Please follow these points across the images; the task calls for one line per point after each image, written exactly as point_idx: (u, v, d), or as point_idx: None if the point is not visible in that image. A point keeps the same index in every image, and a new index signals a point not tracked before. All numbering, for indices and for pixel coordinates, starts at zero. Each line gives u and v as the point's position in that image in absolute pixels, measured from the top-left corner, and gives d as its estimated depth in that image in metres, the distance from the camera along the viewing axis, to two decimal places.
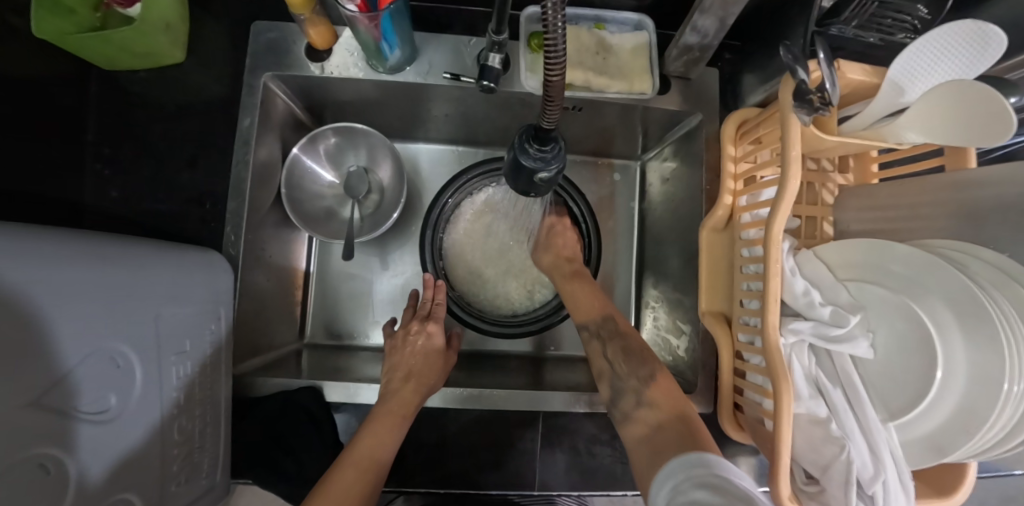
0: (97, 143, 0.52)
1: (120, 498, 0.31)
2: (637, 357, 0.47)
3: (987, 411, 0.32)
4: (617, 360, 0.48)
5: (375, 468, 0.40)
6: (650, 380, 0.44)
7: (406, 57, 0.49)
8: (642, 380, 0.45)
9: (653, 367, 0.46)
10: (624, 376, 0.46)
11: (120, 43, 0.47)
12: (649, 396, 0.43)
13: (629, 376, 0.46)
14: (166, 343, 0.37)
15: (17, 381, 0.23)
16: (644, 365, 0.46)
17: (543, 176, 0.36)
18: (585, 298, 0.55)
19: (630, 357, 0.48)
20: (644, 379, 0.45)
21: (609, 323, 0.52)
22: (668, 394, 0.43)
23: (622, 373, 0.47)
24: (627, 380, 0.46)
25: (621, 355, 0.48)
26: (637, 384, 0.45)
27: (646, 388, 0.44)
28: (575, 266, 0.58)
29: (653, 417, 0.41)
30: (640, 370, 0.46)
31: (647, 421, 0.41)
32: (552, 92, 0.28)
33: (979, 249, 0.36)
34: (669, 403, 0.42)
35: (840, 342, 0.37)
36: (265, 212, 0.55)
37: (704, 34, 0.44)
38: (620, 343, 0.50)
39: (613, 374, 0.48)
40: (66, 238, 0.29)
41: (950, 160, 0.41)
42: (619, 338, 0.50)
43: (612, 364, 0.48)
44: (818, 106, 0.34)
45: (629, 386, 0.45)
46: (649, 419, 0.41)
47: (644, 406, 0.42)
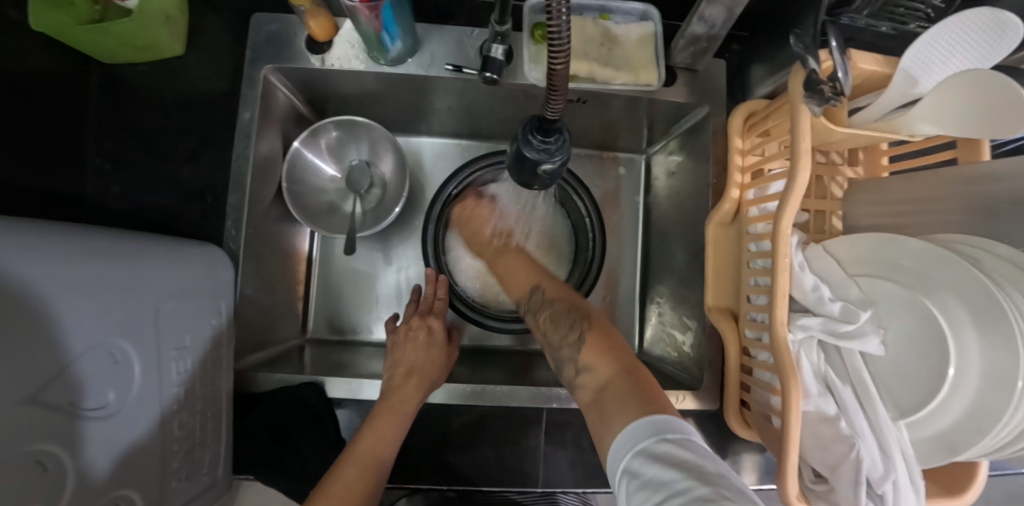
0: (97, 137, 0.51)
1: (119, 495, 0.31)
2: (564, 321, 0.44)
3: (1002, 411, 0.31)
4: (548, 329, 0.45)
5: (378, 465, 0.40)
6: (581, 345, 0.41)
7: (407, 48, 0.49)
8: (573, 346, 0.42)
9: (583, 329, 0.43)
10: (558, 343, 0.43)
11: (120, 36, 0.46)
12: (585, 361, 0.40)
13: (561, 344, 0.43)
14: (165, 338, 0.36)
15: (16, 377, 0.23)
16: (574, 328, 0.43)
17: (546, 167, 0.35)
18: (513, 271, 0.52)
19: (559, 322, 0.44)
20: (576, 343, 0.42)
21: (539, 293, 0.48)
22: (600, 351, 0.40)
23: (555, 341, 0.44)
24: (562, 347, 0.43)
25: (551, 323, 0.45)
26: (571, 349, 0.42)
27: (579, 353, 0.41)
28: (500, 244, 0.56)
29: (595, 380, 0.38)
30: (570, 334, 0.43)
31: (591, 386, 0.38)
32: (555, 82, 0.27)
33: (993, 244, 0.35)
34: (606, 362, 0.39)
35: (850, 338, 0.36)
36: (266, 206, 0.54)
37: (712, 24, 0.43)
38: (549, 309, 0.46)
39: (549, 343, 0.45)
40: (62, 233, 0.29)
41: (964, 152, 0.40)
42: (549, 305, 0.46)
43: (546, 334, 0.45)
44: (830, 95, 0.33)
45: (564, 353, 0.42)
46: (592, 383, 0.38)
47: (585, 372, 0.40)
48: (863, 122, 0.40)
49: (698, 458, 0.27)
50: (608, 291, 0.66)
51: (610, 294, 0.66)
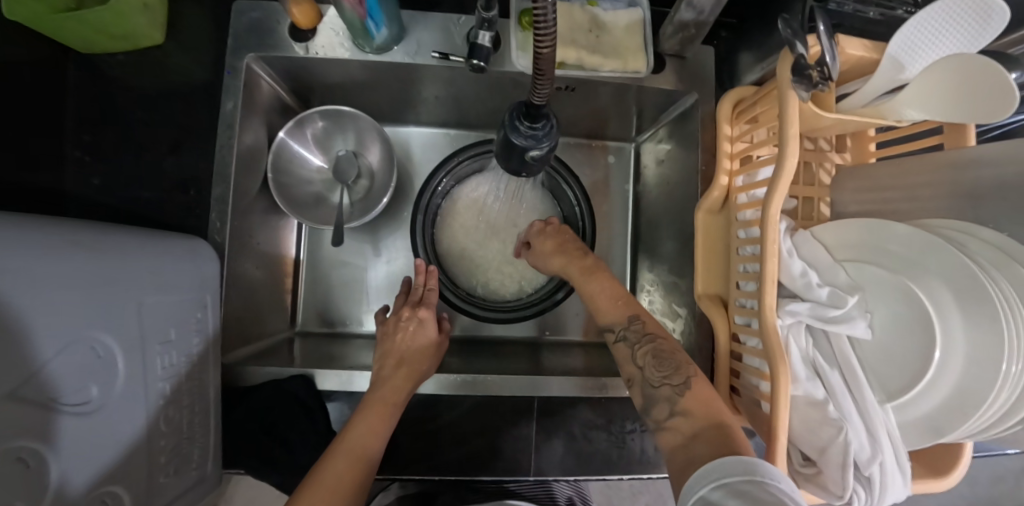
0: (76, 129, 0.50)
1: (106, 491, 0.30)
2: (669, 361, 0.39)
3: (985, 392, 0.31)
4: (647, 363, 0.40)
5: (367, 459, 0.40)
6: (684, 389, 0.37)
7: (393, 36, 0.48)
8: (677, 389, 0.37)
9: (688, 371, 0.38)
10: (655, 382, 0.39)
11: (96, 25, 0.45)
12: (683, 405, 0.36)
13: (661, 381, 0.38)
14: (149, 333, 0.36)
15: None
16: (676, 367, 0.38)
17: (535, 154, 0.34)
18: (606, 299, 0.46)
19: (660, 361, 0.39)
20: (679, 386, 0.38)
21: (636, 323, 0.43)
22: (704, 398, 0.36)
23: (653, 377, 0.39)
24: (659, 386, 0.38)
25: (652, 358, 0.40)
26: (673, 390, 0.37)
27: (679, 397, 0.37)
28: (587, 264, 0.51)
29: (687, 427, 0.35)
30: (673, 376, 0.38)
31: (681, 432, 0.35)
32: (542, 66, 0.26)
33: (978, 229, 0.36)
34: (705, 410, 0.36)
35: (838, 323, 0.37)
36: (252, 198, 0.53)
37: (700, 10, 0.43)
38: (649, 345, 0.41)
39: (642, 379, 0.40)
40: (39, 224, 0.28)
41: (950, 137, 0.41)
42: (649, 340, 0.41)
43: (642, 369, 0.40)
44: (817, 81, 0.33)
45: (662, 393, 0.38)
46: (682, 428, 0.35)
47: (678, 415, 0.36)
48: (850, 108, 0.40)
49: None
50: None
51: None
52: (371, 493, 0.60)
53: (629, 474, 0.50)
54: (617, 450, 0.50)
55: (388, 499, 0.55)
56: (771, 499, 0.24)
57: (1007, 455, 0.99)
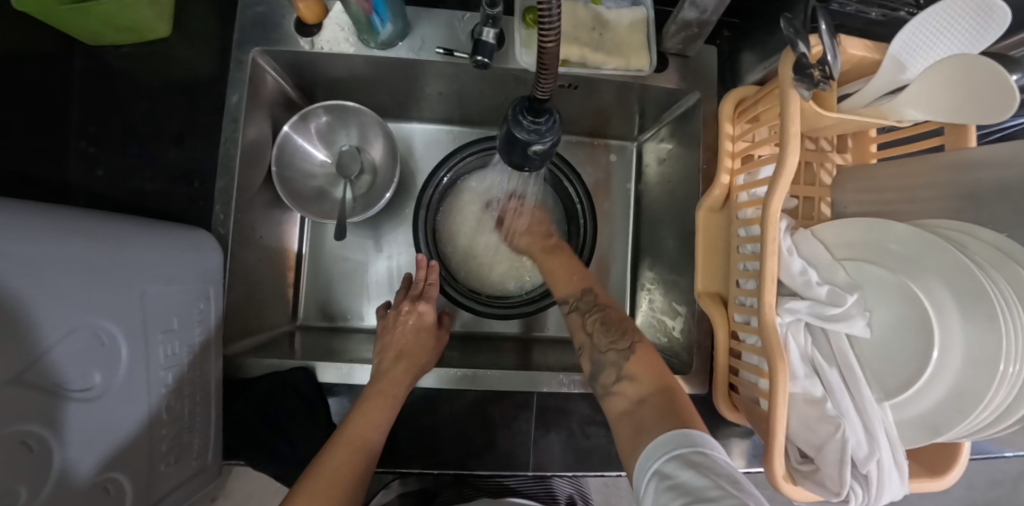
0: (81, 120, 0.50)
1: (107, 477, 0.30)
2: (616, 329, 0.44)
3: (982, 392, 0.32)
4: (596, 330, 0.44)
5: (367, 450, 0.40)
6: (631, 353, 0.41)
7: (398, 32, 0.48)
8: (622, 353, 0.41)
9: (633, 339, 0.43)
10: (603, 347, 0.43)
11: (104, 17, 0.45)
12: (629, 369, 0.40)
13: (608, 348, 0.42)
14: (153, 322, 0.36)
15: None
16: (623, 335, 0.43)
17: (537, 149, 0.34)
18: (563, 274, 0.52)
19: (608, 328, 0.44)
20: (624, 350, 0.42)
21: (588, 295, 0.48)
22: (646, 363, 0.40)
23: (601, 344, 0.43)
24: (606, 351, 0.42)
25: (601, 325, 0.44)
26: (618, 355, 0.41)
27: (625, 361, 0.41)
28: (552, 244, 0.56)
29: (633, 390, 0.38)
30: (619, 341, 0.42)
31: (628, 395, 0.38)
32: (546, 61, 0.26)
33: (979, 230, 0.36)
34: (649, 375, 0.39)
35: (837, 321, 0.37)
36: (255, 191, 0.54)
37: (703, 9, 0.43)
38: (599, 314, 0.46)
39: (591, 345, 0.44)
40: (45, 211, 0.28)
41: (950, 138, 0.41)
42: (598, 309, 0.46)
43: (591, 335, 0.45)
44: (819, 80, 0.33)
45: (609, 358, 0.42)
46: (631, 393, 0.38)
47: (624, 379, 0.40)
48: (853, 108, 0.40)
49: (736, 477, 0.26)
50: (600, 278, 0.66)
51: (602, 281, 0.66)
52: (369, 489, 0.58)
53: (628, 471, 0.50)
54: (616, 447, 0.50)
55: (388, 497, 0.54)
56: (720, 469, 0.27)
57: (1009, 460, 0.99)
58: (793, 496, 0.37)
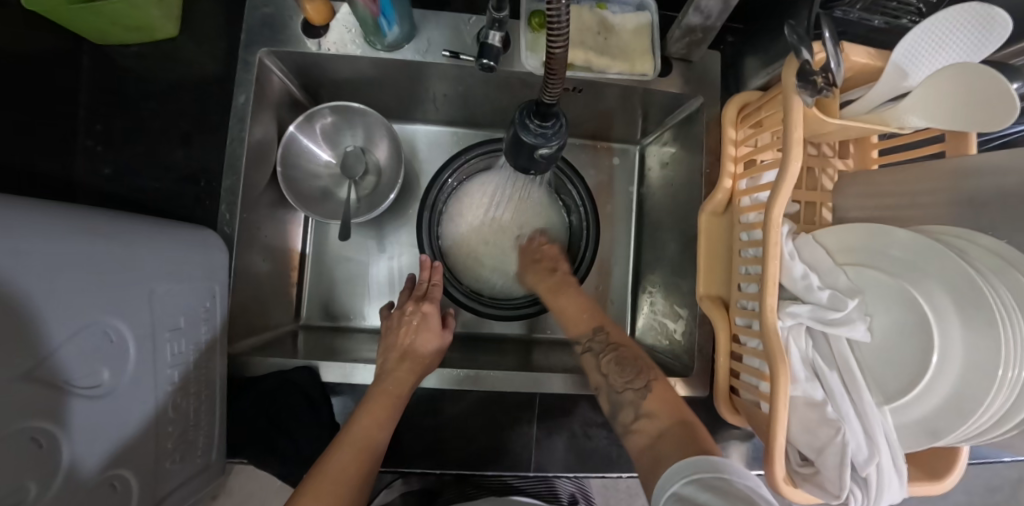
0: (88, 118, 0.50)
1: (114, 474, 0.31)
2: (630, 368, 0.46)
3: (982, 397, 0.32)
4: (611, 371, 0.47)
5: (371, 450, 0.40)
6: (647, 391, 0.44)
7: (404, 34, 0.48)
8: (639, 391, 0.43)
9: (648, 377, 0.45)
10: (620, 387, 0.45)
11: (113, 16, 0.45)
12: (646, 407, 0.42)
13: (624, 387, 0.44)
14: (160, 320, 0.36)
15: (8, 355, 0.22)
16: (638, 375, 0.45)
17: (544, 152, 0.35)
18: (572, 312, 0.55)
19: (624, 368, 0.46)
20: (640, 389, 0.44)
21: (599, 334, 0.52)
22: (662, 400, 0.42)
23: (617, 383, 0.45)
24: (623, 391, 0.44)
25: (615, 365, 0.47)
26: (636, 393, 0.43)
27: (642, 399, 0.43)
28: (560, 276, 0.58)
29: (651, 426, 0.40)
30: (634, 380, 0.45)
31: (647, 432, 0.40)
32: (554, 66, 0.27)
33: (978, 236, 0.36)
34: (666, 412, 0.41)
35: (837, 325, 0.37)
36: (260, 191, 0.54)
37: (707, 15, 0.43)
38: (613, 354, 0.49)
39: (608, 385, 0.46)
40: (55, 209, 0.29)
41: (951, 145, 0.41)
42: (612, 349, 0.49)
43: (607, 377, 0.47)
44: (822, 87, 0.33)
45: (627, 397, 0.43)
46: (650, 428, 0.40)
47: (642, 417, 0.42)
48: (854, 114, 0.40)
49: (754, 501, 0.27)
50: (601, 280, 0.67)
51: (604, 283, 0.67)
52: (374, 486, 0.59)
53: (629, 472, 0.50)
54: (618, 449, 0.51)
55: (389, 497, 0.55)
56: (736, 492, 0.28)
57: (1004, 463, 1.00)
58: (793, 499, 0.37)
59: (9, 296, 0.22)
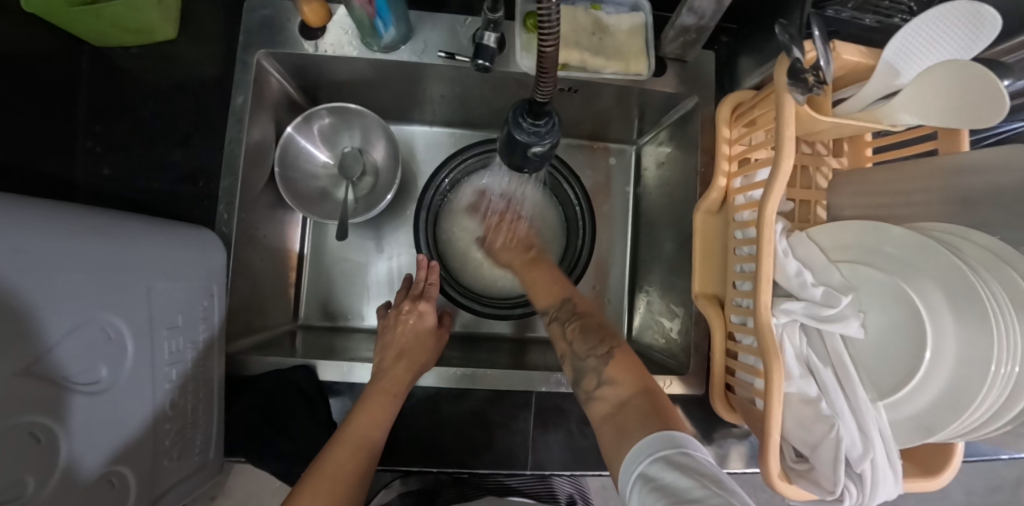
0: (88, 120, 0.51)
1: (113, 470, 0.31)
2: (594, 335, 0.44)
3: (975, 393, 0.32)
4: (574, 338, 0.45)
5: (368, 448, 0.40)
6: (609, 358, 0.42)
7: (400, 35, 0.49)
8: (602, 358, 0.42)
9: (611, 346, 0.43)
10: (583, 354, 0.43)
11: (113, 19, 0.46)
12: (609, 374, 0.41)
13: (588, 354, 0.43)
14: (158, 317, 0.36)
15: (10, 350, 0.23)
16: (602, 342, 0.44)
17: (537, 150, 0.35)
18: (542, 284, 0.52)
19: (587, 335, 0.45)
20: (604, 356, 0.42)
21: (568, 305, 0.49)
22: (625, 368, 0.41)
23: (580, 351, 0.44)
24: (587, 358, 0.43)
25: (580, 333, 0.45)
26: (598, 360, 0.42)
27: (606, 366, 0.41)
28: (534, 255, 0.56)
29: (614, 394, 0.39)
30: (599, 347, 0.43)
31: (610, 399, 0.39)
32: (546, 65, 0.27)
33: (973, 234, 0.37)
34: (628, 380, 0.40)
35: (832, 321, 0.37)
36: (258, 191, 0.54)
37: (701, 15, 0.44)
38: (578, 322, 0.47)
39: (572, 353, 0.44)
40: (55, 208, 0.29)
41: (944, 143, 0.41)
42: (578, 318, 0.47)
43: (571, 344, 0.45)
44: (813, 85, 0.34)
45: (590, 364, 0.42)
46: (613, 396, 0.39)
47: (605, 384, 0.40)
48: (847, 112, 0.41)
49: (719, 478, 0.27)
50: (599, 279, 0.67)
51: (601, 283, 0.67)
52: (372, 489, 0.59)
53: None
54: None
55: (388, 496, 0.54)
56: (702, 471, 0.27)
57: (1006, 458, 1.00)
58: (788, 495, 0.37)
59: (8, 293, 0.23)
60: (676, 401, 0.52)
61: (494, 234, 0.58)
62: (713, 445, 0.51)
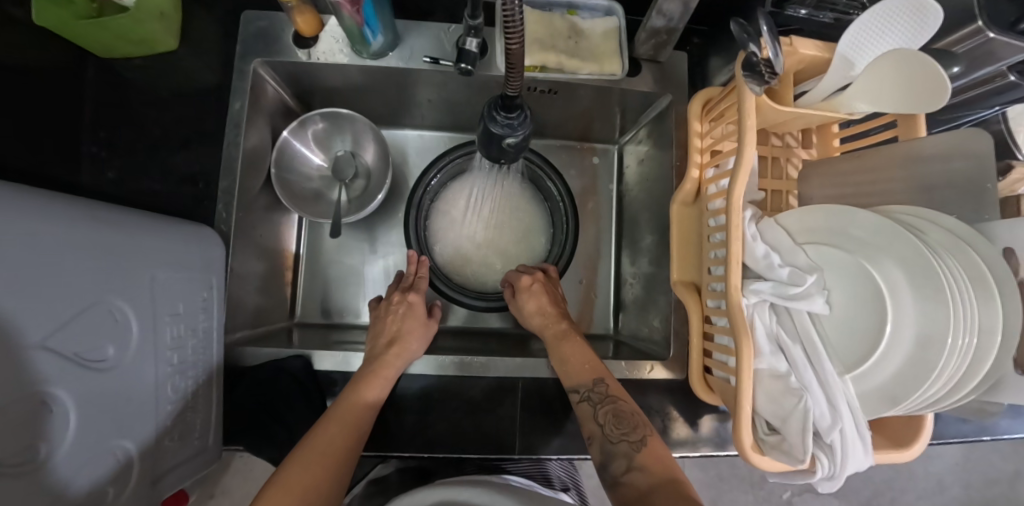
0: (93, 126, 0.53)
1: (116, 443, 0.34)
2: (627, 420, 0.43)
3: (936, 362, 0.34)
4: (607, 422, 0.43)
5: (362, 425, 0.44)
6: (642, 445, 0.41)
7: (388, 43, 0.52)
8: (634, 444, 0.41)
9: (644, 431, 0.43)
10: (614, 438, 0.42)
11: (117, 31, 0.49)
12: (641, 460, 0.40)
13: (619, 438, 0.42)
14: (160, 304, 0.39)
15: (29, 321, 0.27)
16: (635, 428, 0.43)
17: (510, 142, 0.37)
18: (576, 359, 0.49)
19: (620, 422, 0.43)
20: (637, 443, 0.42)
21: (601, 385, 0.46)
22: (657, 457, 0.40)
23: (612, 435, 0.42)
24: (617, 442, 0.42)
25: (613, 416, 0.43)
26: (630, 447, 0.41)
27: (637, 452, 0.41)
28: (565, 327, 0.54)
29: (643, 480, 0.39)
30: (631, 433, 0.42)
31: (639, 486, 0.38)
32: (513, 61, 0.30)
33: (940, 216, 0.38)
34: (658, 466, 0.40)
35: (798, 299, 0.39)
36: (255, 193, 0.57)
37: (670, 17, 0.47)
38: (611, 406, 0.44)
39: (601, 436, 0.43)
40: (63, 201, 0.32)
41: (903, 129, 0.44)
42: (611, 401, 0.44)
43: (602, 427, 0.43)
44: (768, 78, 0.36)
45: (620, 449, 0.41)
46: (641, 483, 0.39)
47: (634, 469, 0.40)
48: (810, 103, 0.43)
49: None
50: (586, 275, 0.69)
51: (588, 278, 0.69)
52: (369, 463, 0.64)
53: None
54: None
55: (387, 469, 0.59)
56: None
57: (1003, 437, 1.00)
58: (761, 467, 0.38)
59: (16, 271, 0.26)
60: (660, 386, 0.54)
61: (527, 296, 0.56)
62: (696, 428, 0.53)
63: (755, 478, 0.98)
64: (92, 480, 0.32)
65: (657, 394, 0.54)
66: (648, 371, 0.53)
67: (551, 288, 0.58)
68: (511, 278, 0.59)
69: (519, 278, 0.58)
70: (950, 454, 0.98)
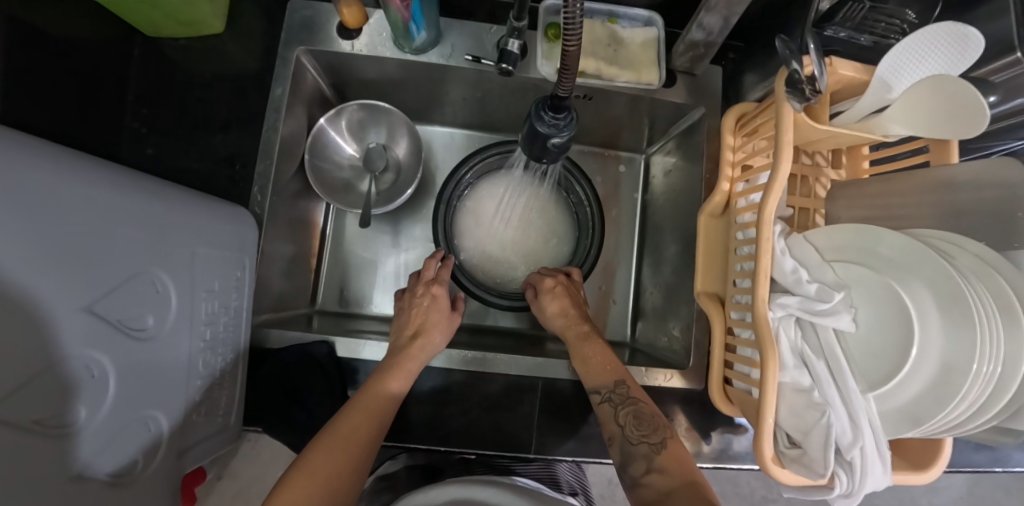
0: (135, 103, 0.54)
1: (146, 414, 0.34)
2: (648, 422, 0.44)
3: (958, 386, 0.34)
4: (628, 423, 0.44)
5: (382, 414, 0.44)
6: (662, 447, 0.42)
7: (430, 40, 0.53)
8: (653, 447, 0.42)
9: (664, 435, 0.43)
10: (634, 439, 0.43)
11: (168, 12, 0.50)
12: (659, 462, 0.41)
13: (640, 439, 0.43)
14: (197, 279, 0.40)
15: (79, 285, 0.28)
16: (656, 430, 0.43)
17: (555, 142, 0.38)
18: (598, 361, 0.49)
19: (641, 423, 0.44)
20: (656, 445, 0.42)
21: (622, 387, 0.47)
22: (677, 461, 0.41)
23: (632, 435, 0.43)
24: (637, 444, 0.42)
25: (633, 418, 0.44)
26: (650, 448, 0.42)
27: (656, 454, 0.41)
28: (584, 328, 0.54)
29: (662, 483, 0.39)
30: (651, 435, 0.43)
31: (657, 488, 0.39)
32: (568, 62, 0.30)
33: (970, 243, 0.38)
34: (678, 469, 0.40)
35: (824, 316, 0.39)
36: (288, 179, 0.58)
37: (710, 31, 0.48)
38: (631, 407, 0.45)
39: (621, 437, 0.44)
40: (113, 176, 0.33)
41: (935, 155, 0.44)
42: (630, 403, 0.45)
43: (622, 428, 0.44)
44: (811, 95, 0.38)
45: (640, 450, 0.42)
46: (659, 485, 0.39)
47: (654, 471, 0.40)
48: (846, 123, 0.43)
49: None
50: (605, 281, 0.70)
51: (607, 284, 0.70)
52: (380, 457, 0.65)
53: None
54: None
55: (394, 466, 0.60)
56: None
57: (1009, 475, 1.00)
58: (782, 479, 0.39)
59: (64, 234, 0.27)
60: (676, 394, 0.54)
61: (549, 298, 0.56)
62: (708, 440, 0.53)
63: (756, 497, 0.97)
64: (124, 447, 0.32)
65: (673, 402, 0.54)
66: (667, 379, 0.53)
67: (574, 293, 0.58)
68: (535, 280, 0.60)
69: (541, 280, 0.58)
70: (950, 487, 0.98)
